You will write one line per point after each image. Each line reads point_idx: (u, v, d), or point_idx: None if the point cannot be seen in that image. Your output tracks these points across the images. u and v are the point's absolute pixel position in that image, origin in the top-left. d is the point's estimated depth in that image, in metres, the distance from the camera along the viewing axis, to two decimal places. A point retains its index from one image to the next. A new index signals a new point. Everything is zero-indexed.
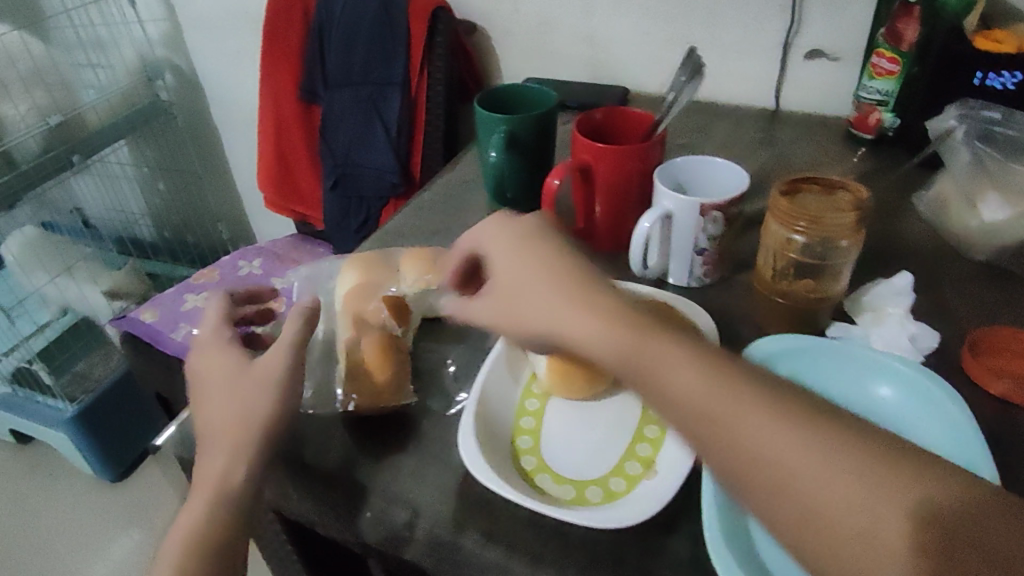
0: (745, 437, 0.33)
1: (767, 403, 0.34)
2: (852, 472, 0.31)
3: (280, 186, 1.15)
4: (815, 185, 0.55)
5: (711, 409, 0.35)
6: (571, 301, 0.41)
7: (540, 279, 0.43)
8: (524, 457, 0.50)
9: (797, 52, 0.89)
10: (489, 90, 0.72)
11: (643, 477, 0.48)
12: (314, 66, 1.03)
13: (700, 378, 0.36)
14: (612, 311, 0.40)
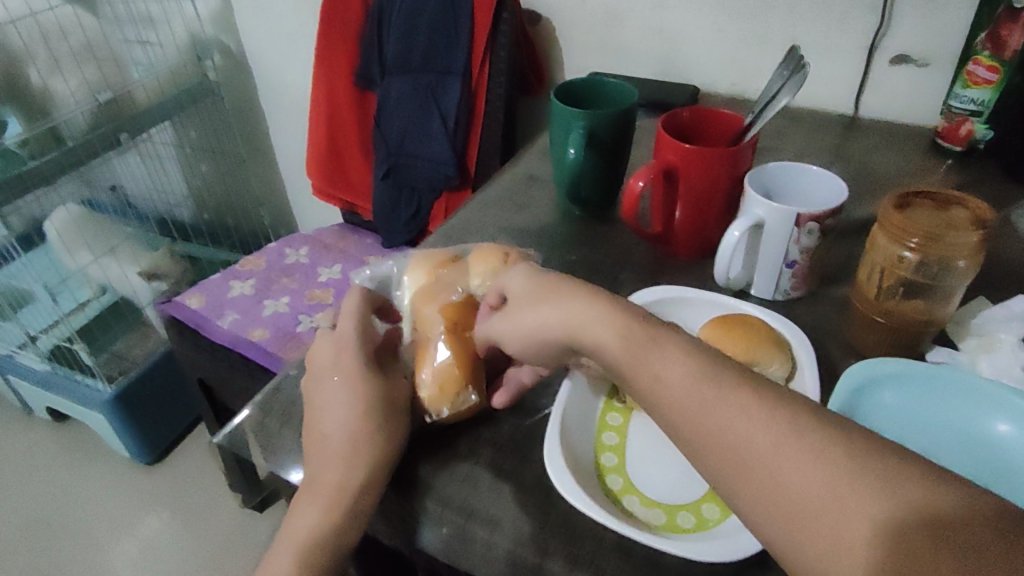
0: (769, 487, 0.32)
1: (770, 421, 0.33)
2: (850, 490, 0.30)
3: (331, 172, 1.13)
4: (927, 201, 0.52)
5: (711, 431, 0.34)
6: (575, 338, 0.42)
7: (542, 314, 0.44)
8: (610, 476, 0.47)
9: (881, 56, 0.85)
10: (567, 83, 0.69)
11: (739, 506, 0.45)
12: (372, 51, 1.00)
13: (723, 419, 0.34)
14: (605, 327, 0.41)
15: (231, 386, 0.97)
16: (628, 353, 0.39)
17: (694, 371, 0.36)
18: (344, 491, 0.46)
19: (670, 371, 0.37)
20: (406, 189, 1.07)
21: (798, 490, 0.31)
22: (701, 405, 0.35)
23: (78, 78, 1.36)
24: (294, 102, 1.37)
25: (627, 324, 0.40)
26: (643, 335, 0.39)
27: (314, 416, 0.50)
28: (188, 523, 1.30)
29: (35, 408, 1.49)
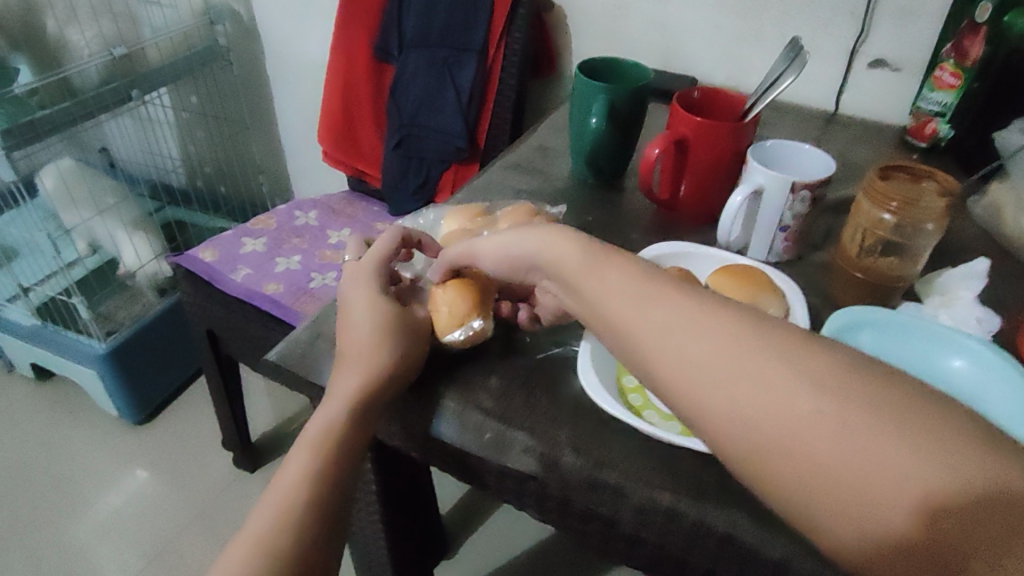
0: (712, 378, 0.35)
1: (713, 340, 0.36)
2: (789, 387, 0.33)
3: (341, 140, 1.18)
4: (905, 174, 0.62)
5: (665, 355, 0.37)
6: (544, 258, 0.47)
7: (523, 243, 0.49)
8: (631, 394, 0.54)
9: (861, 60, 0.95)
10: (588, 60, 0.77)
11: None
12: (391, 25, 1.07)
13: (671, 330, 0.38)
14: (574, 253, 0.44)
15: (242, 336, 1.01)
16: (594, 283, 0.42)
17: (650, 303, 0.39)
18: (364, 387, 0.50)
19: (631, 303, 0.40)
20: (416, 159, 1.14)
21: (744, 395, 0.34)
22: (661, 331, 0.38)
23: (94, 31, 1.40)
24: (300, 74, 1.42)
25: (596, 254, 0.44)
26: (599, 255, 0.44)
27: (344, 327, 0.54)
28: (177, 477, 1.33)
29: (21, 363, 1.50)
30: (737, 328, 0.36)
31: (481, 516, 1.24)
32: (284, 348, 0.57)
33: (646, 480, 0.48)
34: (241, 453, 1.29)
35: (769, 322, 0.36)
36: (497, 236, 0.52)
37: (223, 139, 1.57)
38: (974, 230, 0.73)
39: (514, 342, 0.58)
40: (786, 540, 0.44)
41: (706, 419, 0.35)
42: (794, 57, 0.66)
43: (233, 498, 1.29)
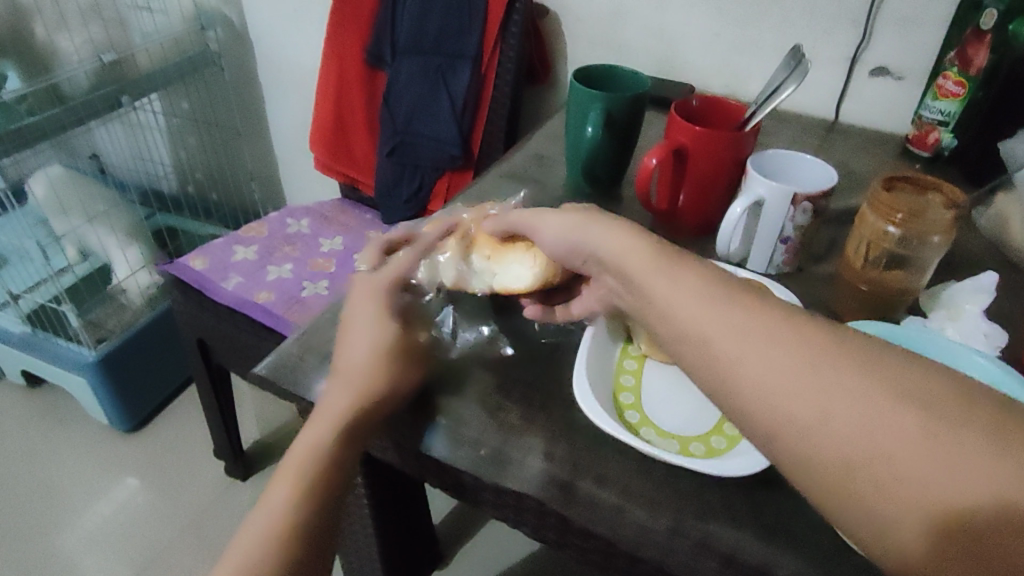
0: (777, 391, 0.34)
1: (778, 351, 0.35)
2: (887, 410, 0.32)
3: (333, 147, 1.16)
4: (907, 185, 0.61)
5: (744, 370, 0.36)
6: (605, 254, 0.45)
7: (582, 233, 0.47)
8: (628, 412, 0.52)
9: (861, 67, 0.94)
10: (585, 67, 0.76)
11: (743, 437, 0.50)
12: (385, 30, 1.05)
13: (730, 339, 0.37)
14: (638, 253, 0.42)
15: (232, 346, 0.99)
16: (656, 289, 0.40)
17: (721, 317, 0.37)
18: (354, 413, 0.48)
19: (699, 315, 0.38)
20: (410, 166, 1.12)
21: (837, 415, 0.33)
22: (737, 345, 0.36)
23: (84, 36, 1.39)
24: (293, 79, 1.40)
25: (658, 254, 0.42)
26: (658, 252, 0.42)
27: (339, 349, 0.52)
28: (166, 489, 1.30)
29: (8, 372, 1.48)
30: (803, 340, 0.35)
31: (476, 529, 1.21)
32: (273, 363, 0.55)
33: (647, 505, 0.46)
34: (232, 464, 1.27)
35: (847, 337, 0.35)
36: (553, 219, 0.51)
37: (216, 146, 1.55)
38: (978, 242, 0.72)
39: (511, 355, 0.57)
40: (797, 565, 0.42)
41: (795, 440, 0.34)
42: (798, 67, 0.65)
43: (223, 511, 1.26)
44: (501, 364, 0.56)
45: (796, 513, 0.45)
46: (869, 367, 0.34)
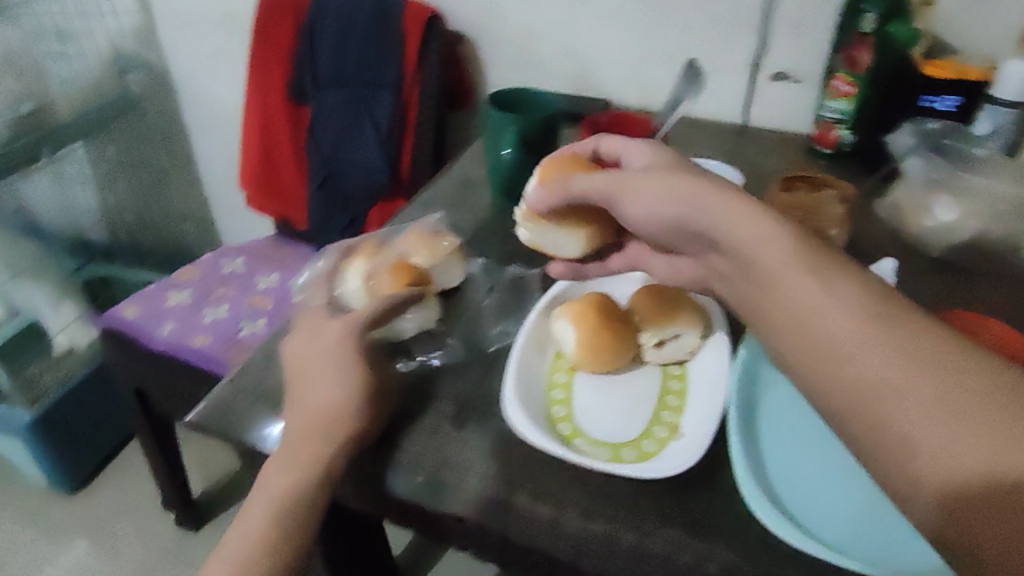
0: (876, 355, 0.38)
1: (885, 327, 0.38)
2: (958, 406, 0.35)
3: (263, 185, 1.16)
4: (805, 183, 0.63)
5: (844, 340, 0.39)
6: (726, 234, 0.46)
7: (687, 212, 0.48)
8: (560, 424, 0.54)
9: (764, 73, 0.99)
10: (498, 92, 0.79)
11: (672, 439, 0.53)
12: (305, 65, 1.06)
13: (838, 313, 0.40)
14: (767, 234, 0.44)
15: (172, 394, 0.98)
16: (779, 295, 0.42)
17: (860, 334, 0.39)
18: (314, 457, 0.49)
19: (835, 328, 0.40)
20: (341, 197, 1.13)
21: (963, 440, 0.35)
22: (869, 357, 0.38)
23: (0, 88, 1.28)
24: (218, 118, 1.39)
25: (794, 242, 0.43)
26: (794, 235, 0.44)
27: (301, 390, 0.52)
28: (116, 546, 1.27)
29: None
30: (915, 328, 0.38)
31: (437, 553, 1.22)
32: (205, 411, 0.54)
33: (580, 516, 0.48)
34: (183, 514, 1.25)
35: (951, 341, 0.38)
36: (651, 189, 0.51)
37: (145, 190, 1.53)
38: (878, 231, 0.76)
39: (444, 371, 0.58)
40: (731, 559, 0.45)
41: (911, 450, 0.36)
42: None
43: (178, 563, 1.23)
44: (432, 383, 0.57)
45: (724, 507, 0.48)
46: (958, 368, 0.36)
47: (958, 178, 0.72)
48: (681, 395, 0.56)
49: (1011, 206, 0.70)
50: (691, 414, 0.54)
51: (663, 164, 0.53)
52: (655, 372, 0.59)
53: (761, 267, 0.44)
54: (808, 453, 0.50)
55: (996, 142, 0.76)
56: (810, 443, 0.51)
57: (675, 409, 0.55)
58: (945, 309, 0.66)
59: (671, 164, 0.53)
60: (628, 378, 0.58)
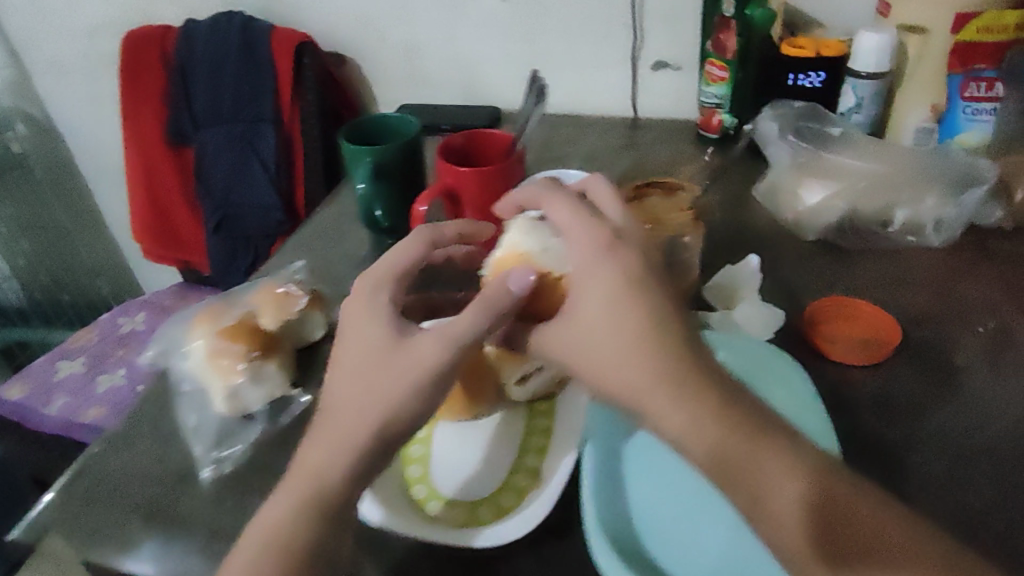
0: (689, 417, 0.41)
1: (693, 399, 0.41)
2: (770, 458, 0.40)
3: (158, 234, 1.11)
4: (659, 189, 0.65)
5: (669, 414, 0.41)
6: (633, 330, 0.43)
7: (627, 372, 0.42)
8: (417, 487, 0.54)
9: (644, 65, 0.97)
10: (352, 124, 0.76)
11: (531, 488, 0.52)
12: (181, 106, 1.02)
13: (663, 389, 0.41)
14: (605, 305, 0.43)
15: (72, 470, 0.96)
16: (605, 370, 0.43)
17: (788, 462, 0.40)
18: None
19: (760, 460, 0.40)
20: (241, 239, 1.09)
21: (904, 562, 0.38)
22: (797, 487, 0.39)
23: None
24: (114, 166, 1.35)
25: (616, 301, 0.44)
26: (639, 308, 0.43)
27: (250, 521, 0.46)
28: None
29: None
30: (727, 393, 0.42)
31: None
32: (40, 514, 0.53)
33: None
34: None
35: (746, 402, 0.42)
36: (592, 325, 0.44)
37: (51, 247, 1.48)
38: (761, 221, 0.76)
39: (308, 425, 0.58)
40: None
41: (855, 568, 0.38)
42: (532, 85, 0.71)
43: None
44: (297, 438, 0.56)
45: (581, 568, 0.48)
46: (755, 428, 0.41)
47: (823, 158, 0.72)
48: (546, 437, 0.56)
49: (875, 182, 0.70)
50: (551, 462, 0.54)
51: (599, 287, 0.44)
52: (522, 411, 0.58)
53: (585, 327, 0.44)
54: (667, 495, 0.50)
55: (863, 114, 0.79)
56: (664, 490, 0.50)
57: (538, 452, 0.55)
58: (817, 300, 0.66)
59: (607, 275, 0.44)
60: (493, 423, 0.57)
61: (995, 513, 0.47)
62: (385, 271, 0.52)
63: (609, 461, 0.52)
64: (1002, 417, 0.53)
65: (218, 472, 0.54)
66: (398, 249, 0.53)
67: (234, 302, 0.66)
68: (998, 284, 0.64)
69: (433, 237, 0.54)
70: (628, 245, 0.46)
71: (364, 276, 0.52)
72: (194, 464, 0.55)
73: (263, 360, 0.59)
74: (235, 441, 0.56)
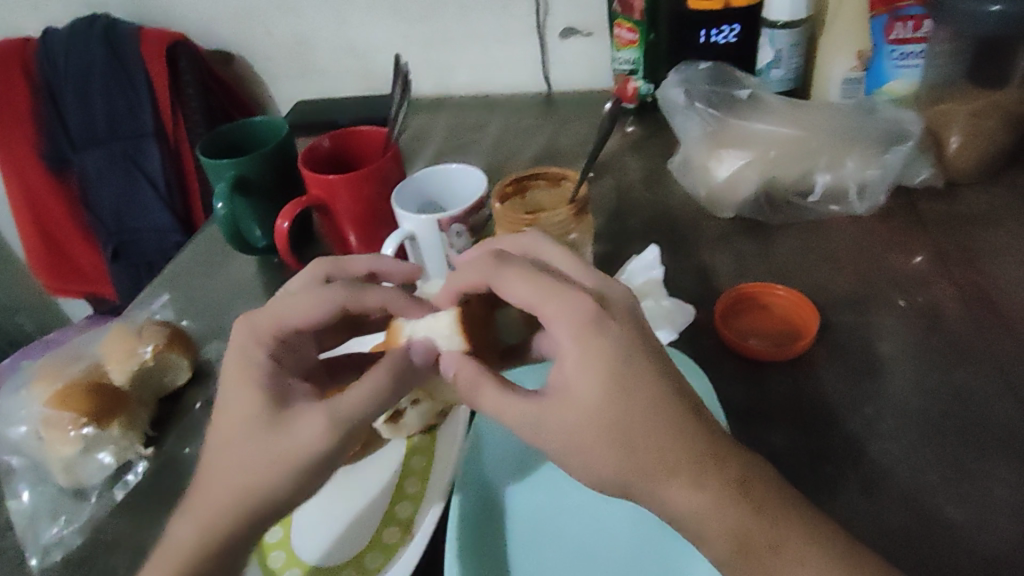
0: (632, 458, 0.34)
1: (665, 453, 0.34)
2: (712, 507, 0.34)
3: (53, 267, 1.00)
4: (542, 180, 0.60)
5: (602, 458, 0.34)
6: (577, 401, 0.35)
7: (599, 456, 0.34)
8: (272, 554, 0.43)
9: (551, 33, 0.88)
10: (213, 134, 0.68)
11: (403, 542, 0.42)
12: (53, 128, 0.91)
13: (610, 434, 0.34)
14: (594, 348, 0.35)
15: None
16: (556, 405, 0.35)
17: (713, 475, 0.34)
18: None
19: (676, 480, 0.34)
20: (143, 266, 0.97)
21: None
22: (710, 513, 0.34)
23: None
24: None
25: (621, 350, 0.35)
26: (627, 364, 0.35)
27: None
28: None
29: None
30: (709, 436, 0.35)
31: None
32: None
33: None
34: None
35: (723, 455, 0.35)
36: (574, 401, 0.35)
37: None
38: (677, 199, 0.69)
39: (162, 481, 0.50)
40: None
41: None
42: (398, 77, 0.70)
43: None
44: (146, 500, 0.49)
45: None
46: (717, 481, 0.35)
47: (733, 125, 0.64)
48: (422, 477, 0.46)
49: (792, 148, 0.62)
50: (427, 507, 0.44)
51: (584, 349, 0.35)
52: (398, 449, 0.48)
53: (559, 364, 0.36)
54: (565, 539, 0.42)
55: (782, 69, 0.71)
56: (564, 533, 0.42)
57: (414, 497, 0.45)
58: (736, 286, 0.58)
59: (604, 351, 0.35)
60: (364, 468, 0.47)
61: (930, 522, 0.41)
62: (273, 319, 0.42)
63: (482, 489, 0.45)
64: (929, 406, 0.47)
65: (46, 562, 0.46)
66: (304, 297, 0.43)
67: (82, 350, 0.55)
68: (927, 253, 0.59)
69: (353, 302, 0.44)
70: (618, 318, 0.36)
71: (245, 317, 0.42)
72: (23, 552, 0.47)
73: (105, 425, 0.49)
74: (71, 521, 0.48)
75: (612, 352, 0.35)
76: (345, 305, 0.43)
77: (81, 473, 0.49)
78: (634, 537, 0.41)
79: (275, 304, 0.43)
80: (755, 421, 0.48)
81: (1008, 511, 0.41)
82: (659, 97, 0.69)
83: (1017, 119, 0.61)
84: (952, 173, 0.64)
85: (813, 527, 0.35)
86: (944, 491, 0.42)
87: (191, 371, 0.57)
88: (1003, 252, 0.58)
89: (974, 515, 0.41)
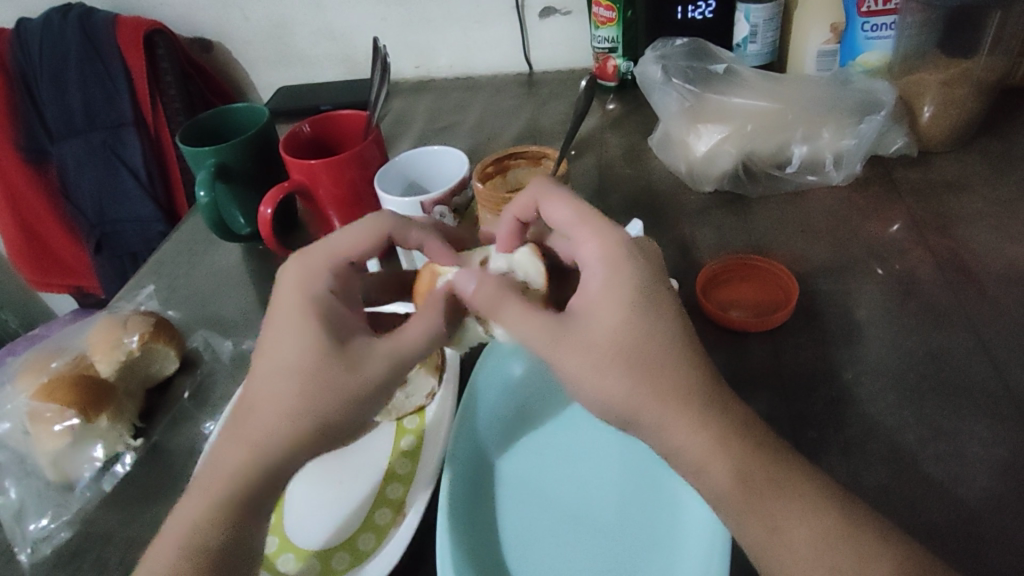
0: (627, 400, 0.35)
1: (661, 393, 0.35)
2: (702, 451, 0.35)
3: (35, 261, 0.99)
4: (523, 160, 0.60)
5: (595, 400, 0.36)
6: (603, 345, 0.35)
7: (615, 374, 0.35)
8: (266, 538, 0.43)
9: (531, 12, 0.87)
10: (193, 122, 0.68)
11: (394, 526, 0.42)
12: (30, 119, 0.90)
13: (618, 378, 0.35)
14: (615, 300, 0.36)
15: None
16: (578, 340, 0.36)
17: (707, 426, 0.35)
18: None
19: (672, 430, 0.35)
20: (127, 257, 0.97)
21: (801, 535, 0.34)
22: (706, 462, 0.35)
23: None
24: None
25: (641, 299, 0.36)
26: (648, 315, 0.36)
27: None
28: None
29: None
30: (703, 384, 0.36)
31: None
32: None
33: None
34: None
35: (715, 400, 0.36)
36: (587, 344, 0.36)
37: None
38: (658, 173, 0.70)
39: (154, 470, 0.51)
40: None
41: (754, 526, 0.34)
42: (377, 59, 0.70)
43: None
44: (138, 489, 0.50)
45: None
46: (704, 428, 0.35)
47: (711, 101, 0.65)
48: (414, 458, 0.46)
49: (767, 121, 0.63)
50: (420, 484, 0.44)
51: (613, 283, 0.37)
52: (388, 433, 0.48)
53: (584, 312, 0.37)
54: (558, 486, 0.44)
55: (758, 43, 0.72)
56: (562, 482, 0.44)
57: (405, 480, 0.45)
58: (717, 258, 0.59)
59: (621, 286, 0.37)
60: (354, 452, 0.48)
61: (907, 478, 0.42)
62: (329, 254, 0.43)
63: (481, 445, 0.47)
64: (908, 367, 0.49)
65: (37, 556, 0.46)
66: (350, 235, 0.44)
67: (67, 343, 0.55)
68: (903, 221, 0.60)
69: (395, 232, 0.45)
70: (643, 275, 0.38)
71: (301, 258, 0.42)
72: (12, 547, 0.47)
73: (93, 418, 0.49)
74: (61, 514, 0.48)
75: (628, 299, 0.36)
76: (390, 233, 0.45)
77: (68, 465, 0.50)
78: (623, 482, 0.44)
79: (322, 243, 0.43)
80: (741, 387, 0.49)
81: (983, 470, 0.42)
82: (637, 72, 0.70)
83: (985, 85, 0.62)
84: (924, 141, 0.65)
85: (804, 475, 0.36)
86: (922, 449, 0.44)
87: (179, 359, 0.57)
88: (976, 217, 0.59)
89: (951, 470, 0.42)
